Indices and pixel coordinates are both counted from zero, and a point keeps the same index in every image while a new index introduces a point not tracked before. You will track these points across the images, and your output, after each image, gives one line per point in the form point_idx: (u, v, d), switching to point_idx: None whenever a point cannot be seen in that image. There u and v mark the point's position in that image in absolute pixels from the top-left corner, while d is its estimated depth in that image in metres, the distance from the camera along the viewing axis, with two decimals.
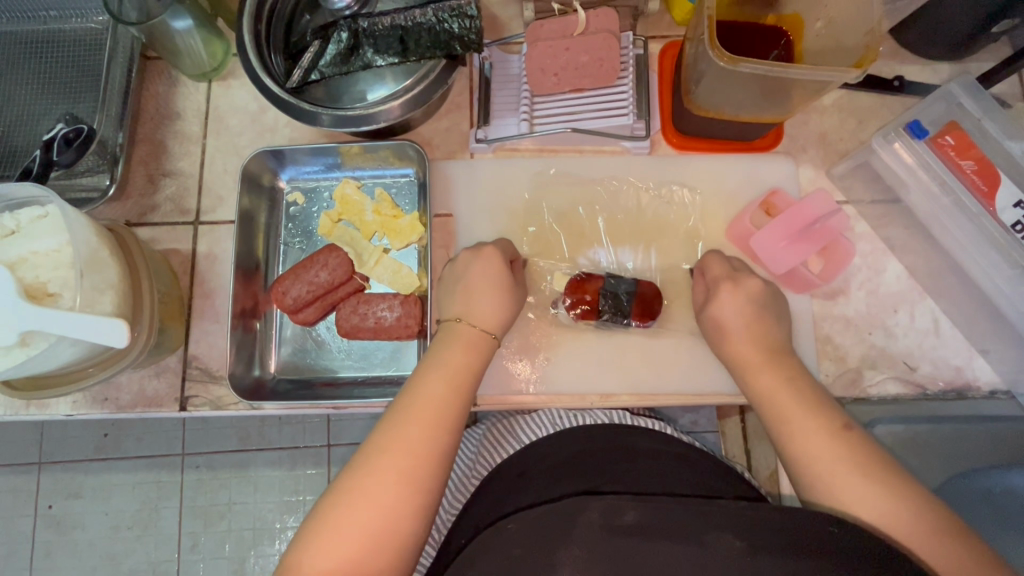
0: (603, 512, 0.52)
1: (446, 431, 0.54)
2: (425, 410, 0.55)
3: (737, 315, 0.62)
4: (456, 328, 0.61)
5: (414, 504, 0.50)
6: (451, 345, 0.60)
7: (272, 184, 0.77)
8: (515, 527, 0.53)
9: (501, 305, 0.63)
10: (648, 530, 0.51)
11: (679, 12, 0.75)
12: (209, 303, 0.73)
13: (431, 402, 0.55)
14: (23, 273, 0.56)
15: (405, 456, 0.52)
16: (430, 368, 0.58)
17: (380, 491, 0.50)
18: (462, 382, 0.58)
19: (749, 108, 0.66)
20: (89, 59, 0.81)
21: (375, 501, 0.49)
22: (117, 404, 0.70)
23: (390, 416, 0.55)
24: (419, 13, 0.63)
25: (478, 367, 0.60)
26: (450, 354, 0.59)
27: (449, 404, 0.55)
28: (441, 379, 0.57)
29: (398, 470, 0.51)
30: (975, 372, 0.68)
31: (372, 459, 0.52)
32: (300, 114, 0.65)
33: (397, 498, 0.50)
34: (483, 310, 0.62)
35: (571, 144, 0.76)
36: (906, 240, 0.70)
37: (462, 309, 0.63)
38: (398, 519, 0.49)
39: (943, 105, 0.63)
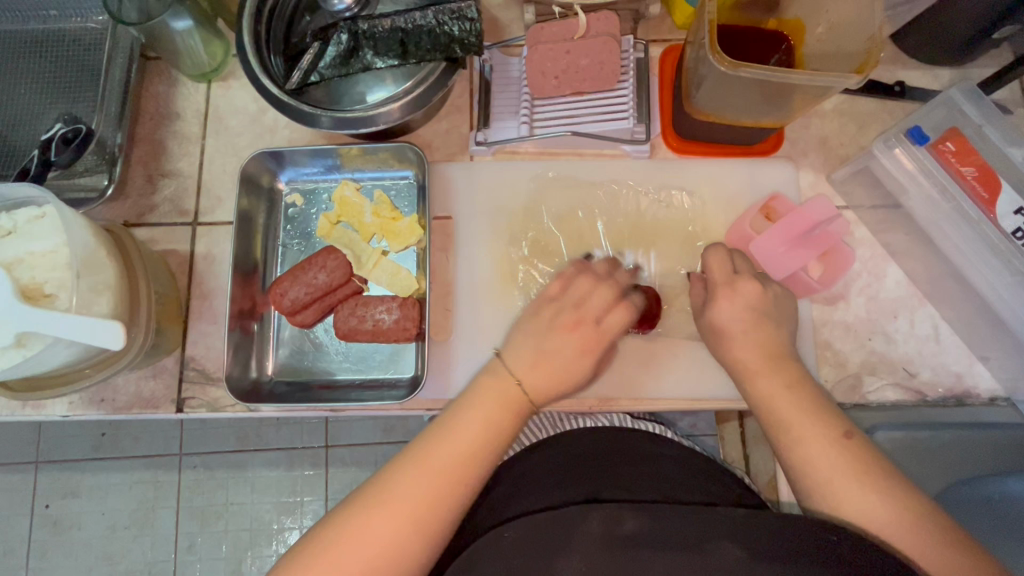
0: (604, 521, 0.52)
1: (476, 471, 0.54)
2: (457, 447, 0.54)
3: (739, 317, 0.60)
4: (503, 376, 0.58)
5: (424, 535, 0.51)
6: (494, 389, 0.57)
7: (271, 185, 0.76)
8: (513, 536, 0.53)
9: (563, 370, 0.58)
10: (651, 537, 0.51)
11: (679, 16, 0.75)
12: (207, 304, 0.73)
13: (465, 440, 0.55)
14: (19, 274, 0.55)
15: (425, 490, 0.52)
16: (469, 407, 0.57)
17: (393, 518, 0.51)
18: (498, 431, 0.56)
19: (750, 113, 0.66)
20: (89, 58, 0.81)
21: (387, 526, 0.50)
22: (114, 405, 0.70)
23: (421, 447, 0.55)
24: (419, 15, 0.63)
25: (516, 420, 0.57)
26: (491, 399, 0.57)
27: (484, 447, 0.55)
28: (479, 421, 0.56)
29: (415, 502, 0.51)
30: (975, 379, 0.68)
31: (391, 486, 0.52)
32: (300, 116, 0.65)
33: (416, 525, 0.51)
34: (540, 371, 0.58)
35: (571, 147, 0.76)
36: (906, 246, 0.70)
37: (520, 363, 0.58)
38: (405, 546, 0.50)
39: (944, 110, 0.64)
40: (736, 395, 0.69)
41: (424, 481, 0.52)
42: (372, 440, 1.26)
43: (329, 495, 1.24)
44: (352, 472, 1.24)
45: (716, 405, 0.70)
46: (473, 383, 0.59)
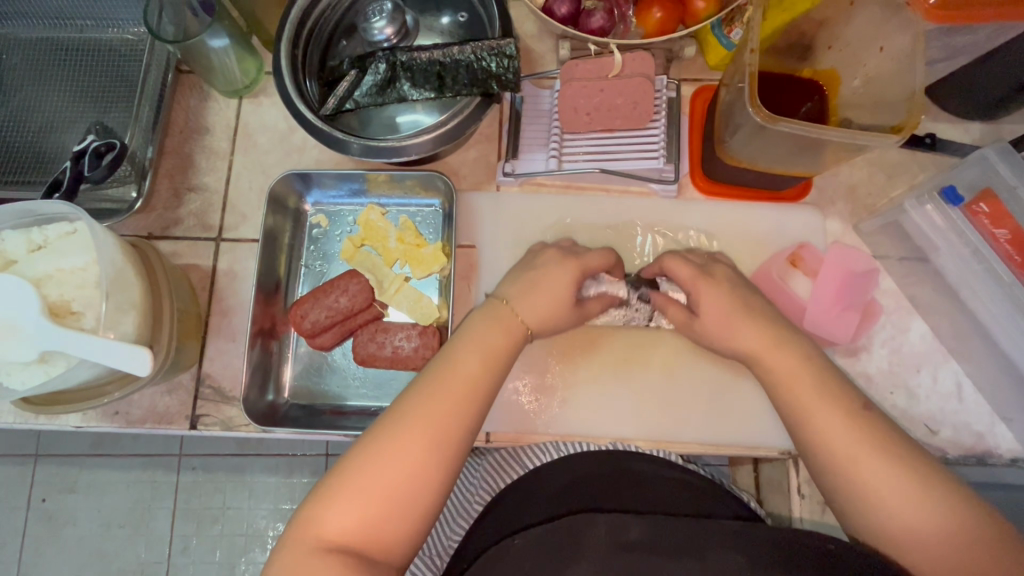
0: (609, 530, 0.52)
1: (477, 406, 0.54)
2: (458, 383, 0.54)
3: (721, 313, 0.59)
4: (498, 310, 0.60)
5: (433, 474, 0.50)
6: (491, 323, 0.59)
7: (297, 206, 0.77)
8: (520, 543, 0.53)
9: (555, 296, 0.61)
10: (656, 546, 0.50)
11: (713, 57, 0.75)
12: (227, 320, 0.73)
13: (464, 376, 0.55)
14: (48, 290, 0.56)
15: (431, 426, 0.51)
16: (466, 343, 0.57)
17: (402, 457, 0.49)
18: (496, 362, 0.57)
19: (783, 163, 0.65)
20: (123, 69, 0.81)
21: (396, 467, 0.49)
22: (128, 419, 0.70)
23: (421, 385, 0.54)
24: (458, 50, 0.64)
25: (511, 353, 0.58)
26: (489, 333, 0.58)
27: (484, 380, 0.55)
28: (478, 355, 0.56)
29: (422, 441, 0.50)
30: (996, 439, 0.66)
31: (397, 423, 0.51)
32: (332, 142, 0.65)
33: (422, 466, 0.50)
34: (539, 305, 0.60)
35: (598, 183, 0.76)
36: (934, 300, 0.69)
37: (519, 297, 0.61)
38: (417, 485, 0.49)
39: (978, 168, 0.63)
40: (754, 443, 0.69)
41: (431, 415, 0.52)
42: None
43: None
44: None
45: (732, 452, 0.69)
46: (469, 319, 0.60)
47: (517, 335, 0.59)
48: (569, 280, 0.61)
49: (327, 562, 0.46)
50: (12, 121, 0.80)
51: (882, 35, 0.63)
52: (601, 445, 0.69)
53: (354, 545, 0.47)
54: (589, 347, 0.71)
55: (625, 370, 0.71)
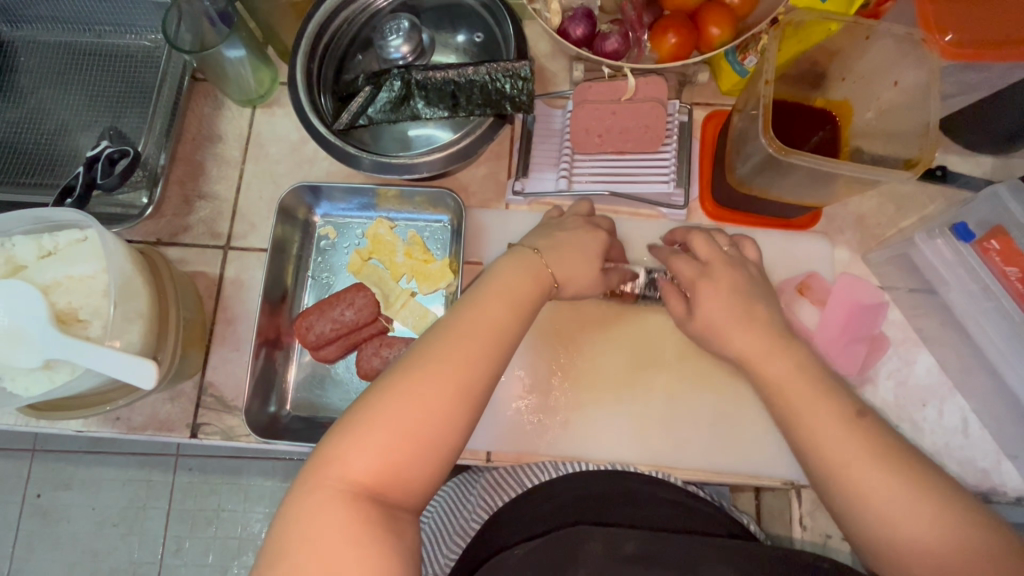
0: (606, 542, 0.54)
1: (504, 351, 0.53)
2: (488, 326, 0.52)
3: (726, 315, 0.58)
4: (522, 260, 0.58)
5: (459, 417, 0.48)
6: (519, 270, 0.57)
7: (306, 217, 0.77)
8: (520, 554, 0.53)
9: (580, 254, 0.60)
10: (651, 558, 0.52)
11: (726, 83, 0.75)
12: (231, 329, 0.73)
13: (493, 320, 0.53)
14: (55, 298, 0.56)
15: (459, 368, 0.49)
16: (495, 288, 0.55)
17: (432, 394, 0.48)
18: (523, 311, 0.55)
19: (793, 192, 0.65)
20: (139, 75, 0.82)
21: (425, 404, 0.47)
22: (129, 425, 0.70)
23: (449, 324, 0.52)
24: (473, 70, 0.64)
25: (539, 301, 0.57)
26: (517, 279, 0.56)
27: (512, 325, 0.54)
28: (506, 301, 0.54)
29: (451, 380, 0.49)
30: (1001, 477, 0.66)
31: (424, 363, 0.49)
32: (344, 156, 0.65)
33: (451, 405, 0.48)
34: (569, 259, 0.59)
35: (606, 204, 0.76)
36: (941, 334, 0.69)
37: (548, 248, 0.60)
38: (444, 427, 0.48)
39: (989, 206, 0.63)
40: (756, 471, 0.68)
41: (460, 357, 0.50)
42: None
43: None
44: None
45: (734, 479, 0.68)
46: (496, 265, 0.58)
47: (544, 283, 0.57)
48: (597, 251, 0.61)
49: (352, 505, 0.44)
50: (27, 123, 0.80)
51: (898, 68, 0.63)
52: (602, 464, 0.68)
53: (378, 483, 0.46)
54: (593, 370, 0.71)
55: (629, 391, 0.71)
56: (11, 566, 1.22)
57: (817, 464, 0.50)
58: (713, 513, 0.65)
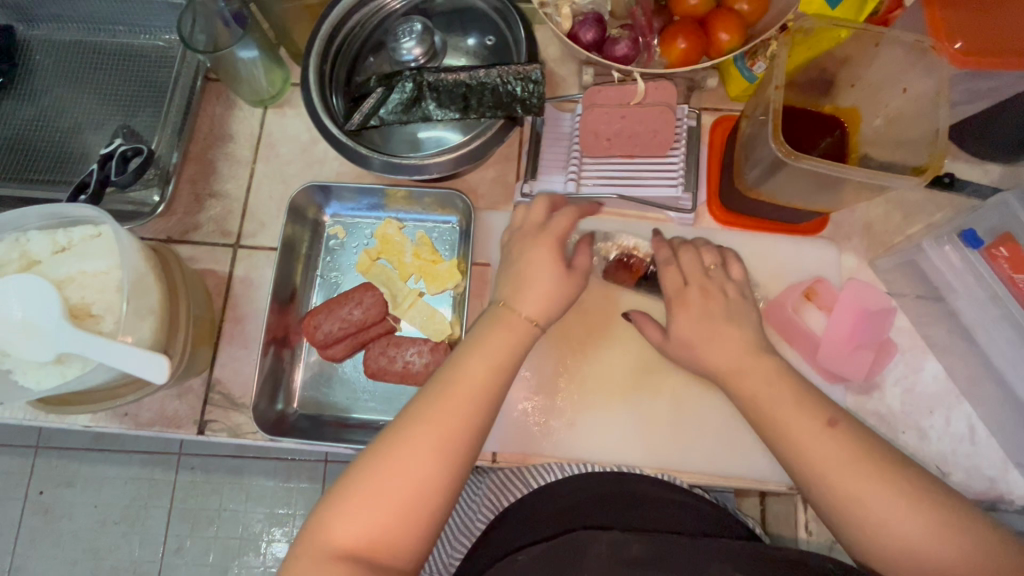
0: (611, 545, 0.54)
1: (484, 412, 0.53)
2: (466, 389, 0.54)
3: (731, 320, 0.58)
4: (501, 316, 0.59)
5: (442, 485, 0.50)
6: (500, 330, 0.57)
7: (316, 217, 0.77)
8: (525, 559, 0.54)
9: (556, 294, 0.60)
10: (657, 560, 0.52)
11: (734, 88, 0.76)
12: (240, 327, 0.73)
13: (472, 381, 0.54)
14: (69, 293, 0.56)
15: (439, 437, 0.51)
16: (474, 348, 0.56)
17: (412, 461, 0.50)
18: (503, 368, 0.56)
19: (801, 198, 0.66)
20: (153, 74, 0.83)
21: (406, 471, 0.49)
22: (137, 421, 0.70)
23: (430, 389, 0.54)
24: (484, 73, 0.65)
25: (519, 355, 0.58)
26: (498, 342, 0.57)
27: (491, 385, 0.54)
28: (484, 361, 0.55)
29: (430, 447, 0.50)
30: (1008, 485, 0.65)
31: (405, 428, 0.51)
32: (355, 157, 0.65)
33: (431, 470, 0.50)
34: (538, 302, 0.59)
35: (614, 208, 0.76)
36: (947, 342, 0.69)
37: (522, 297, 0.59)
38: (428, 496, 0.49)
39: (999, 215, 0.63)
40: (761, 476, 0.68)
41: (440, 426, 0.51)
42: None
43: None
44: None
45: (739, 484, 0.68)
46: (477, 324, 0.59)
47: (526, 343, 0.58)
48: (553, 281, 0.60)
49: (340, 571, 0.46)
50: (41, 121, 0.81)
51: (907, 76, 0.63)
52: (608, 466, 0.68)
53: (366, 550, 0.47)
54: (598, 374, 0.71)
55: (635, 395, 0.71)
56: (12, 562, 1.22)
57: (824, 469, 0.50)
58: (713, 512, 0.66)
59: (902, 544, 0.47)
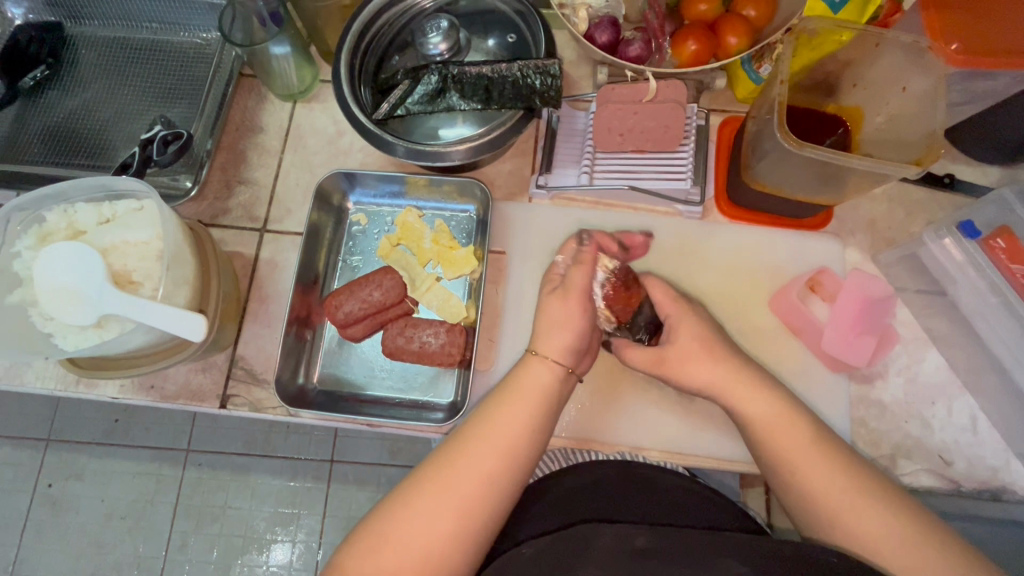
0: (616, 536, 0.55)
1: (513, 467, 0.54)
2: (496, 443, 0.55)
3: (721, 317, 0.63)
4: (532, 365, 0.60)
5: (467, 542, 0.51)
6: (526, 385, 0.59)
7: (341, 203, 0.81)
8: (530, 552, 0.55)
9: (578, 336, 0.61)
10: (661, 553, 0.53)
11: (741, 90, 0.79)
12: (264, 306, 0.76)
13: (503, 434, 0.55)
14: (112, 260, 0.60)
15: (465, 492, 0.52)
16: (506, 398, 0.58)
17: (437, 513, 0.51)
18: (533, 421, 0.57)
19: (805, 190, 0.69)
20: (190, 69, 0.88)
21: (430, 522, 0.51)
22: (162, 393, 0.73)
23: (460, 437, 0.56)
24: (505, 67, 0.69)
25: (550, 407, 0.59)
26: (525, 395, 0.58)
27: (522, 439, 0.55)
28: (515, 414, 0.56)
29: (455, 499, 0.52)
30: (1010, 475, 0.67)
31: (431, 478, 0.53)
32: (380, 143, 0.69)
33: (455, 523, 0.51)
34: (561, 343, 0.61)
35: (625, 200, 0.79)
36: (949, 333, 0.71)
37: (550, 343, 0.61)
38: (440, 552, 0.50)
39: (995, 208, 0.67)
40: None
41: (461, 479, 0.53)
42: (376, 461, 1.27)
43: (327, 511, 1.24)
44: (352, 491, 1.25)
45: (745, 468, 0.70)
46: (510, 374, 0.60)
47: (551, 400, 0.59)
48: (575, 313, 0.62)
49: None
50: (82, 110, 0.86)
51: (906, 76, 0.67)
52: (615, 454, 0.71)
53: None
54: (607, 361, 0.73)
55: (643, 381, 0.73)
56: (15, 558, 1.23)
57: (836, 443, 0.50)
58: (717, 500, 0.69)
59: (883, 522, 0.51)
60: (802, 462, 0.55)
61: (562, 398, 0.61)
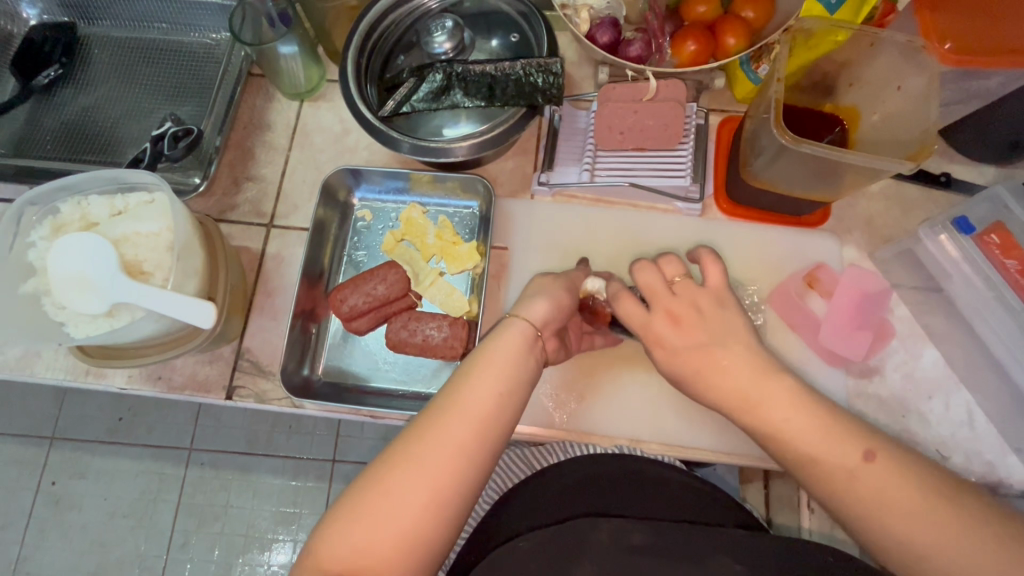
0: (614, 533, 0.56)
1: (491, 433, 0.53)
2: (472, 411, 0.52)
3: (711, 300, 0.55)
4: (509, 329, 0.58)
5: (446, 515, 0.49)
6: (502, 350, 0.56)
7: (346, 200, 0.83)
8: (526, 546, 0.56)
9: (559, 311, 0.60)
10: (657, 550, 0.55)
11: (740, 91, 0.81)
12: (270, 300, 0.78)
13: (479, 400, 0.53)
14: (124, 250, 0.62)
15: (441, 463, 0.50)
16: (481, 364, 0.55)
17: (413, 486, 0.49)
18: (510, 386, 0.55)
19: (802, 187, 0.70)
20: (200, 69, 0.90)
21: (406, 497, 0.49)
22: (169, 384, 0.74)
23: (436, 406, 0.53)
24: (509, 65, 0.71)
25: (528, 370, 0.57)
26: (500, 361, 0.55)
27: (498, 405, 0.53)
28: (490, 379, 0.54)
29: (431, 472, 0.50)
30: (1007, 470, 0.67)
31: (405, 452, 0.51)
32: (385, 139, 0.70)
33: (431, 495, 0.49)
34: (542, 312, 0.59)
35: (626, 198, 0.80)
36: (944, 329, 0.72)
37: (527, 310, 0.59)
38: (418, 525, 0.48)
39: (989, 205, 0.68)
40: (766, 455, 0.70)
41: (437, 449, 0.51)
42: None
43: None
44: None
45: (744, 461, 0.70)
46: (485, 340, 0.58)
47: (525, 363, 0.56)
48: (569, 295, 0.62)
49: None
50: (94, 108, 0.88)
51: (901, 75, 0.68)
52: (612, 445, 0.72)
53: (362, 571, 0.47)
54: (608, 356, 0.74)
55: (643, 375, 0.74)
56: (17, 556, 1.24)
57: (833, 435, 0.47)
58: (716, 494, 0.70)
59: (924, 519, 0.43)
60: (825, 459, 0.47)
61: (540, 361, 0.59)
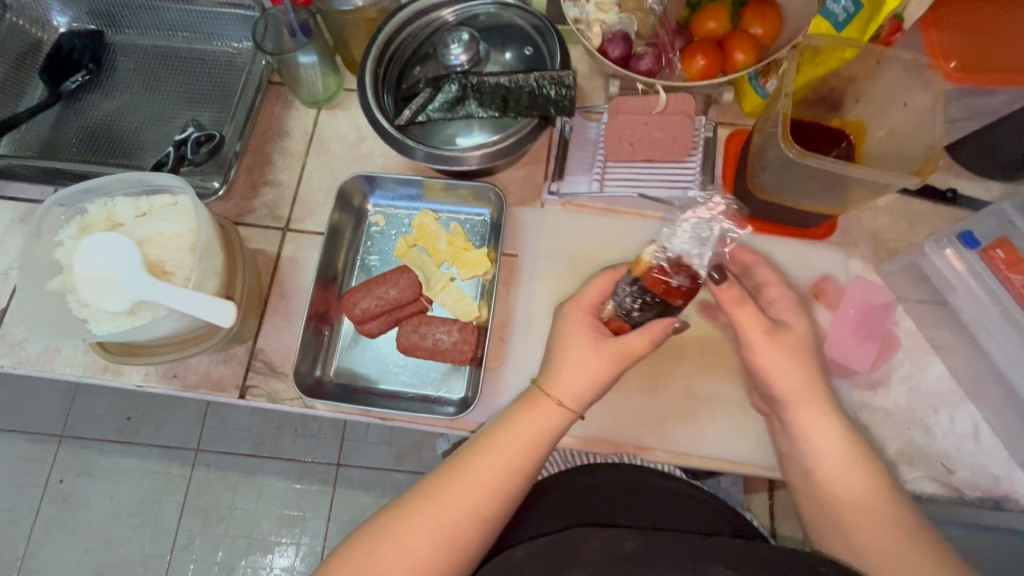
0: (607, 541, 0.57)
1: (502, 503, 0.53)
2: (487, 478, 0.53)
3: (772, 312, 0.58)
4: (535, 399, 0.57)
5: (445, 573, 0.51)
6: (525, 421, 0.56)
7: (361, 205, 0.85)
8: (524, 553, 0.57)
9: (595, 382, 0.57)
10: (647, 557, 0.55)
11: (748, 105, 0.82)
12: (285, 302, 0.79)
13: (495, 468, 0.54)
14: (148, 250, 0.64)
15: (449, 524, 0.52)
16: (502, 431, 0.56)
17: (418, 542, 0.51)
18: (528, 460, 0.55)
19: (809, 199, 0.71)
20: (221, 77, 0.93)
21: (410, 552, 0.51)
22: (184, 382, 0.76)
23: (453, 466, 0.54)
24: (522, 77, 0.73)
25: (549, 443, 0.57)
26: (522, 432, 0.56)
27: (513, 476, 0.54)
28: (509, 449, 0.55)
29: (438, 532, 0.51)
30: (1013, 484, 0.67)
31: (417, 508, 0.52)
32: (400, 146, 0.72)
33: (435, 555, 0.51)
34: (573, 384, 0.57)
35: (635, 208, 0.81)
36: (949, 342, 0.73)
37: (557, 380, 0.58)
38: None
39: (995, 221, 0.70)
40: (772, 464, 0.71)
41: (447, 510, 0.52)
42: (382, 466, 1.29)
43: (333, 515, 1.26)
44: (357, 495, 1.27)
45: (749, 470, 0.71)
46: (510, 407, 0.58)
47: (546, 443, 0.56)
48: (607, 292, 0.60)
49: None
50: (118, 113, 0.91)
51: (905, 92, 0.70)
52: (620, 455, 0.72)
53: None
54: None
55: (650, 382, 0.74)
56: (22, 553, 1.25)
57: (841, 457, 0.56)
58: (715, 504, 0.71)
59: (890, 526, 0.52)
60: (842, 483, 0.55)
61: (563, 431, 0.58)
